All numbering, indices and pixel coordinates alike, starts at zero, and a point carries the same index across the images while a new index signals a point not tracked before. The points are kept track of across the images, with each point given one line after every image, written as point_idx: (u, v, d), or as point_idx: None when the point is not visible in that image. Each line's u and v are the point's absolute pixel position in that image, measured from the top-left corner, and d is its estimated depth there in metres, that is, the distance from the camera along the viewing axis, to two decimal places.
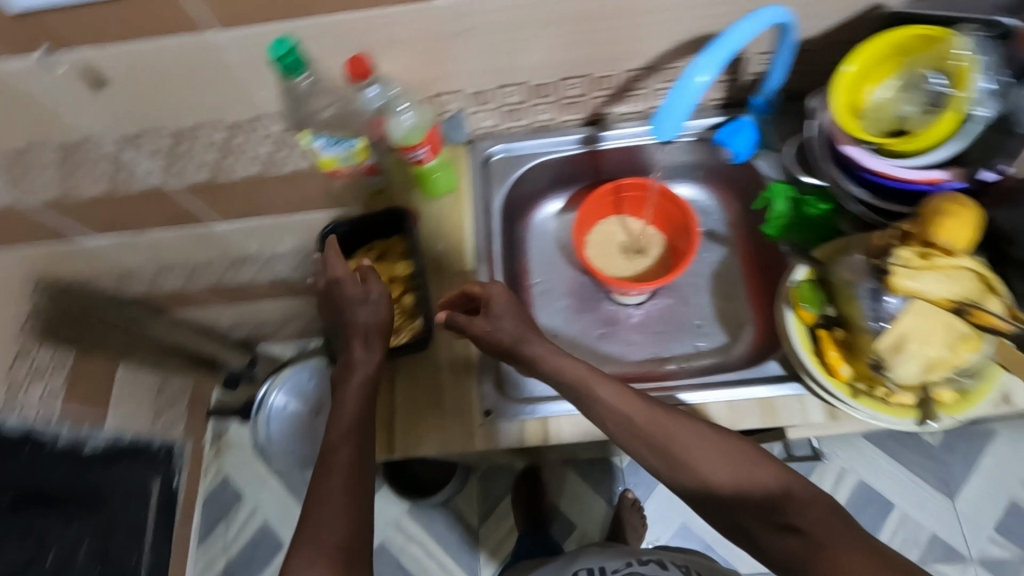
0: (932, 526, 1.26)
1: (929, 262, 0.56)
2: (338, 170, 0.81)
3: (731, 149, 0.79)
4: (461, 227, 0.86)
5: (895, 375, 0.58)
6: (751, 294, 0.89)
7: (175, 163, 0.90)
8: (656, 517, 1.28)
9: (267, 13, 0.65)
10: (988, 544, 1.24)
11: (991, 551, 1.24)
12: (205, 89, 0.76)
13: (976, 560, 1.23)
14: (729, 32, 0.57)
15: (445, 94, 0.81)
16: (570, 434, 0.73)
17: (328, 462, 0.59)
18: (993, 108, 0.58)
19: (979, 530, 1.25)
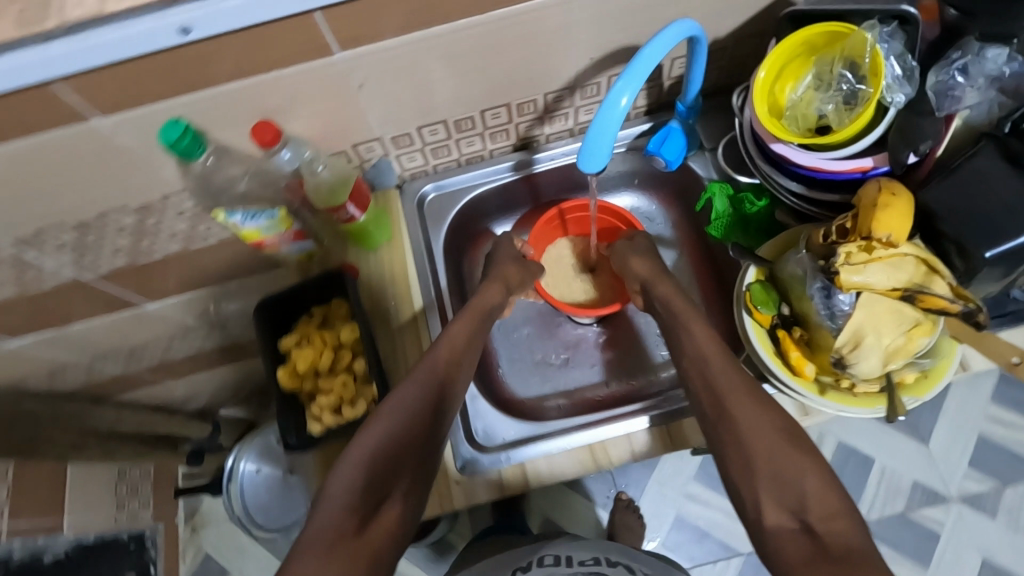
0: (912, 473, 1.30)
1: (872, 255, 0.55)
2: (264, 242, 0.75)
3: (664, 157, 0.77)
4: (408, 275, 0.83)
5: (856, 370, 0.58)
6: (706, 293, 0.89)
7: (87, 256, 0.84)
8: (652, 513, 1.29)
9: (152, 95, 0.60)
10: (965, 481, 1.28)
11: (969, 487, 1.28)
12: (102, 178, 0.70)
13: (957, 498, 1.27)
14: (644, 50, 0.54)
15: (363, 143, 0.77)
16: (550, 475, 0.71)
17: (394, 404, 0.62)
18: (911, 91, 0.58)
19: (955, 468, 1.29)
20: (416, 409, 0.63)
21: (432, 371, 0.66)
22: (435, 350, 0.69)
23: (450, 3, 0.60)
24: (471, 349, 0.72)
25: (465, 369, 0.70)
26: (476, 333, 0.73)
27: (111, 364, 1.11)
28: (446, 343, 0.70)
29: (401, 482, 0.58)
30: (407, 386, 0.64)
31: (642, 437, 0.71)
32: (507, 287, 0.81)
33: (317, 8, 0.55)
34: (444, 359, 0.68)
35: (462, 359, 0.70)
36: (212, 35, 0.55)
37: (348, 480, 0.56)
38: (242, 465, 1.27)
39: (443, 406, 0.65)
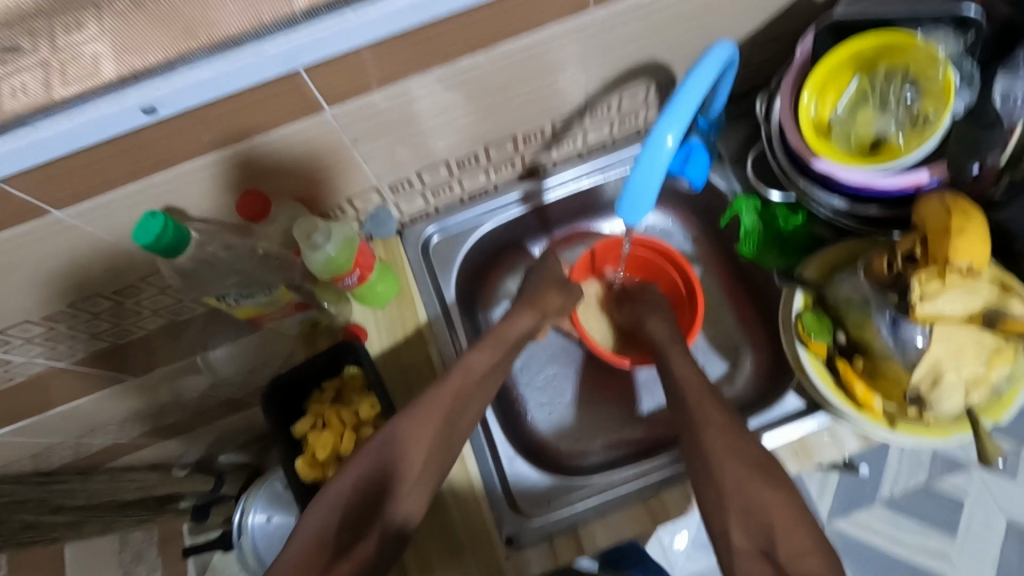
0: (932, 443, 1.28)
1: (947, 282, 0.50)
2: (261, 316, 0.68)
3: (688, 176, 0.71)
4: (422, 330, 0.75)
5: (937, 409, 0.54)
6: (737, 309, 0.84)
7: (61, 345, 0.74)
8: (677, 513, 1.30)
9: (118, 178, 0.52)
10: None
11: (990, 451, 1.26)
12: (70, 267, 0.62)
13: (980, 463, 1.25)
14: (688, 83, 0.49)
15: (360, 194, 0.71)
16: (605, 536, 0.66)
17: (384, 439, 0.57)
18: (972, 98, 0.54)
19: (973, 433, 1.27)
20: (408, 445, 0.57)
21: (435, 404, 0.60)
22: (445, 380, 0.62)
23: (449, 42, 0.53)
24: (485, 383, 0.64)
25: (475, 402, 0.63)
26: (496, 364, 0.66)
27: (98, 442, 1.02)
28: (457, 374, 0.63)
29: (378, 521, 0.54)
30: (404, 418, 0.59)
31: (697, 486, 0.66)
32: (542, 313, 0.73)
33: (300, 68, 0.48)
34: (451, 392, 0.61)
35: (473, 393, 0.63)
36: (191, 107, 0.47)
37: (323, 515, 0.53)
38: (252, 512, 0.95)
39: (444, 441, 0.60)
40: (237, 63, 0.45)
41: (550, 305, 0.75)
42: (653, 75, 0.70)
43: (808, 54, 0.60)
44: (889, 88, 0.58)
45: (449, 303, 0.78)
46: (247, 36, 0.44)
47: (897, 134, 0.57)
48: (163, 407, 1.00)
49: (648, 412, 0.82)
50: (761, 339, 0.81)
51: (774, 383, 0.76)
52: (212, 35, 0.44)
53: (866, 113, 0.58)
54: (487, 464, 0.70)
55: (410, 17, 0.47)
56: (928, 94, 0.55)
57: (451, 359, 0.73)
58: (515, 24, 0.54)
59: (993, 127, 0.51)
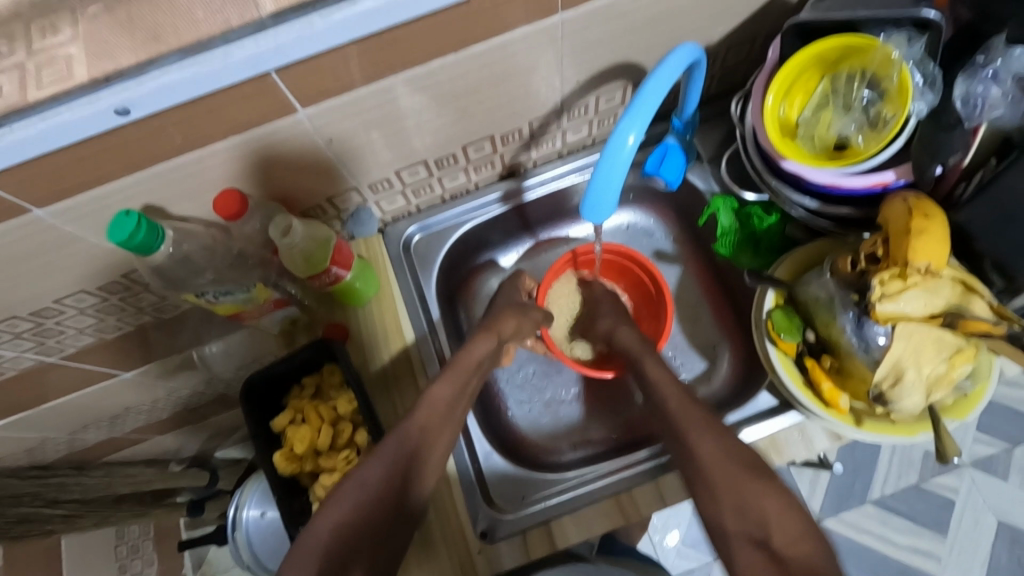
0: (922, 443, 1.28)
1: (907, 283, 0.52)
2: (242, 313, 0.70)
3: (664, 178, 0.71)
4: (401, 327, 0.77)
5: (899, 406, 0.55)
6: (716, 308, 0.85)
7: (49, 341, 0.76)
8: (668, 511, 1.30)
9: (95, 178, 0.53)
10: (975, 445, 1.26)
11: (979, 451, 1.26)
12: (53, 263, 0.63)
13: (969, 464, 1.25)
14: (648, 84, 0.49)
15: (340, 193, 0.73)
16: (577, 533, 0.67)
17: (355, 481, 0.57)
18: (934, 98, 0.54)
19: (964, 434, 1.27)
20: (380, 487, 0.57)
21: (405, 441, 0.60)
22: (411, 416, 0.62)
23: (420, 45, 0.54)
24: (451, 414, 0.64)
25: (446, 435, 0.63)
26: (460, 395, 0.66)
27: (91, 436, 1.04)
28: (422, 409, 0.63)
29: (357, 569, 0.54)
30: (374, 461, 0.58)
31: (668, 482, 0.67)
32: (500, 338, 0.73)
33: (269, 71, 0.49)
34: (419, 426, 0.61)
35: (441, 425, 0.63)
36: (162, 108, 0.48)
37: (300, 567, 0.52)
38: (246, 508, 0.96)
39: (415, 478, 0.59)
40: (205, 66, 0.46)
41: (505, 329, 0.74)
42: (628, 76, 0.71)
43: (778, 56, 0.61)
44: (851, 90, 0.59)
45: (436, 320, 0.79)
46: (214, 40, 0.45)
47: (858, 135, 0.58)
48: (155, 402, 1.02)
49: (688, 378, 0.82)
50: (739, 337, 0.82)
51: (747, 379, 0.77)
52: (181, 38, 0.44)
53: (828, 114, 0.59)
54: (463, 458, 0.72)
55: (376, 21, 0.49)
56: (887, 96, 0.56)
57: (435, 374, 0.74)
58: (484, 27, 0.55)
59: (955, 127, 0.52)
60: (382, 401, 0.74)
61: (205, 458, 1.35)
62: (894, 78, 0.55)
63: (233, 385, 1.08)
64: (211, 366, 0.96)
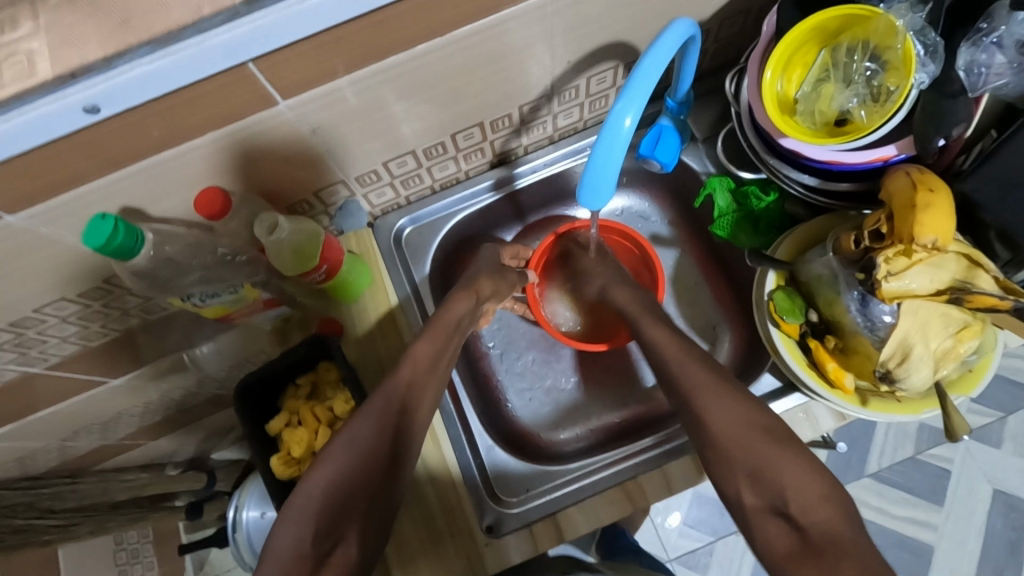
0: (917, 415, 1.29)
1: (912, 259, 0.51)
2: (230, 314, 0.67)
3: (659, 160, 0.69)
4: (395, 322, 0.75)
5: (907, 384, 0.54)
6: (714, 290, 0.84)
7: (31, 350, 0.73)
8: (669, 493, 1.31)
9: (67, 180, 0.51)
10: (970, 415, 1.27)
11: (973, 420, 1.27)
12: (30, 270, 0.60)
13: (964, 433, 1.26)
14: (644, 62, 0.47)
15: (326, 187, 0.70)
16: (584, 523, 0.67)
17: (347, 437, 0.55)
18: (937, 69, 0.52)
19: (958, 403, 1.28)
20: (374, 445, 0.55)
21: (392, 397, 0.58)
22: (397, 372, 0.60)
23: (403, 29, 0.52)
24: (437, 369, 0.63)
25: (431, 391, 0.62)
26: (443, 352, 0.65)
27: (82, 445, 1.01)
28: (406, 364, 0.61)
29: (354, 528, 0.52)
30: (364, 416, 0.57)
31: (673, 469, 0.67)
32: (478, 298, 0.71)
33: (246, 60, 0.47)
34: (406, 382, 0.60)
35: (427, 382, 0.62)
36: (133, 102, 0.46)
37: (297, 527, 0.50)
38: (245, 509, 0.94)
39: (407, 439, 0.58)
40: (178, 56, 0.43)
41: (485, 289, 0.73)
42: (621, 55, 0.69)
43: (775, 26, 0.60)
44: (851, 62, 0.57)
45: (420, 282, 0.79)
46: (186, 28, 0.42)
47: (860, 109, 0.56)
48: (146, 406, 0.99)
49: (650, 385, 0.83)
50: (739, 319, 0.81)
51: (747, 361, 0.76)
52: (150, 28, 0.42)
53: (829, 88, 0.57)
54: (465, 453, 0.70)
55: (356, 4, 0.46)
56: (890, 67, 0.54)
57: (419, 331, 0.75)
58: (471, 8, 0.53)
59: (958, 96, 0.51)
60: None
61: (201, 459, 1.33)
62: (897, 47, 0.52)
63: (226, 386, 1.07)
64: (201, 367, 0.94)
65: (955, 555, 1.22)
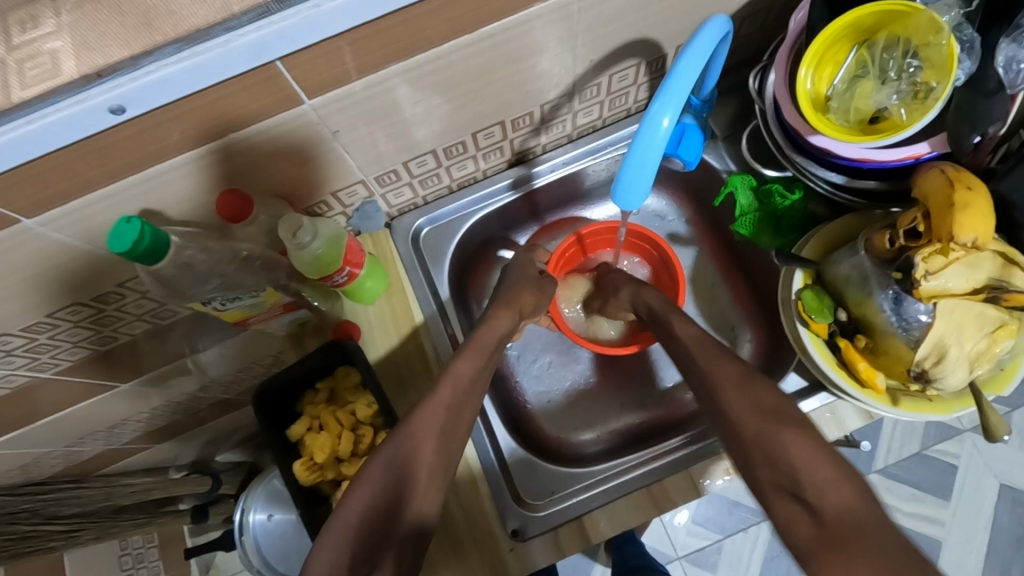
0: None
1: (949, 258, 0.50)
2: (248, 319, 0.66)
3: (681, 158, 0.69)
4: (414, 325, 0.74)
5: (942, 384, 0.54)
6: (732, 288, 0.84)
7: (42, 355, 0.71)
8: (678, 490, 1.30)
9: (86, 183, 0.49)
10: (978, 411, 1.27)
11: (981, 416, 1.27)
12: (44, 274, 0.58)
13: (972, 429, 1.27)
14: (681, 63, 0.47)
15: (345, 188, 0.69)
16: (610, 527, 0.66)
17: (385, 459, 0.53)
18: (973, 65, 0.52)
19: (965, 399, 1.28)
20: (409, 465, 0.54)
21: (429, 418, 0.57)
22: (434, 394, 0.59)
23: (429, 27, 0.51)
24: (475, 392, 0.62)
25: (467, 414, 0.60)
26: (483, 371, 0.63)
27: (88, 450, 1.00)
28: (447, 383, 0.60)
29: (392, 556, 0.49)
30: (401, 437, 0.55)
31: (700, 469, 0.67)
32: (520, 311, 0.71)
33: (273, 59, 0.46)
34: (444, 405, 0.58)
35: (464, 404, 0.60)
36: (157, 104, 0.44)
37: (332, 554, 0.47)
38: (252, 512, 0.93)
39: (443, 461, 0.56)
40: (205, 56, 0.42)
41: (526, 304, 0.72)
42: (643, 53, 0.68)
43: (804, 24, 0.59)
44: (889, 59, 0.56)
45: (445, 301, 0.77)
46: (214, 26, 0.41)
47: (900, 107, 0.55)
48: (154, 410, 0.98)
49: (654, 394, 0.83)
50: (759, 318, 0.80)
51: (770, 360, 0.76)
52: (177, 27, 0.40)
53: (866, 85, 0.56)
54: (489, 457, 0.69)
55: (384, 1, 0.45)
56: (930, 64, 0.53)
57: (444, 345, 0.73)
58: (499, 5, 0.52)
59: (994, 94, 0.50)
60: (401, 404, 0.71)
61: (205, 462, 1.32)
62: (939, 44, 0.52)
63: (234, 389, 1.05)
64: (211, 369, 0.93)
65: (963, 550, 1.22)
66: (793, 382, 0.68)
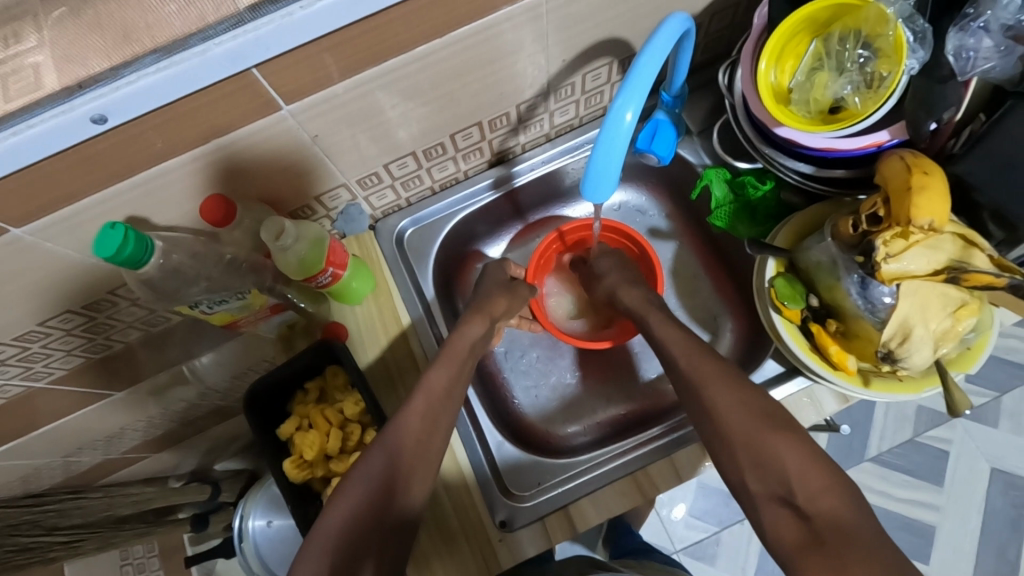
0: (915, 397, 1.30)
1: (909, 241, 0.52)
2: (237, 322, 0.68)
3: (656, 154, 0.70)
4: (401, 324, 0.76)
5: (908, 363, 0.55)
6: (714, 280, 0.85)
7: (37, 364, 0.73)
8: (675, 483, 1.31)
9: (73, 192, 0.51)
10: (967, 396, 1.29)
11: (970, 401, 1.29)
12: (37, 283, 0.60)
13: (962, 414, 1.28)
14: (642, 58, 0.49)
15: (328, 192, 0.71)
16: (596, 515, 0.67)
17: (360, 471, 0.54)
18: (926, 54, 0.53)
19: None
20: (386, 479, 0.54)
21: (406, 431, 0.57)
22: (409, 404, 0.59)
23: (401, 31, 0.52)
24: (452, 398, 0.62)
25: (446, 418, 0.60)
26: (459, 380, 0.63)
27: (88, 459, 1.01)
28: (419, 395, 0.60)
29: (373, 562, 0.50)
30: (379, 451, 0.55)
31: (682, 457, 0.68)
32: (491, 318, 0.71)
33: (249, 67, 0.47)
34: (419, 414, 0.58)
35: (440, 412, 0.60)
36: (137, 114, 0.46)
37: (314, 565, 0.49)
38: (252, 518, 0.94)
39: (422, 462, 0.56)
40: (181, 66, 0.44)
41: (498, 309, 0.73)
42: (614, 51, 0.70)
43: (767, 18, 0.61)
44: (844, 50, 0.58)
45: (431, 301, 0.79)
46: (190, 37, 0.43)
47: (854, 96, 0.58)
48: (151, 418, 0.99)
49: (640, 386, 0.84)
50: (740, 308, 0.82)
51: (751, 348, 0.78)
52: (154, 38, 0.42)
53: (823, 77, 0.58)
54: (476, 451, 0.71)
55: (355, 9, 0.47)
56: (882, 54, 0.55)
57: (430, 342, 0.75)
58: (468, 9, 0.54)
59: (948, 80, 0.52)
60: (390, 402, 0.73)
61: (205, 470, 1.32)
62: (889, 35, 0.54)
63: (229, 395, 1.06)
64: (206, 376, 0.94)
65: (957, 533, 1.24)
66: (773, 368, 0.69)
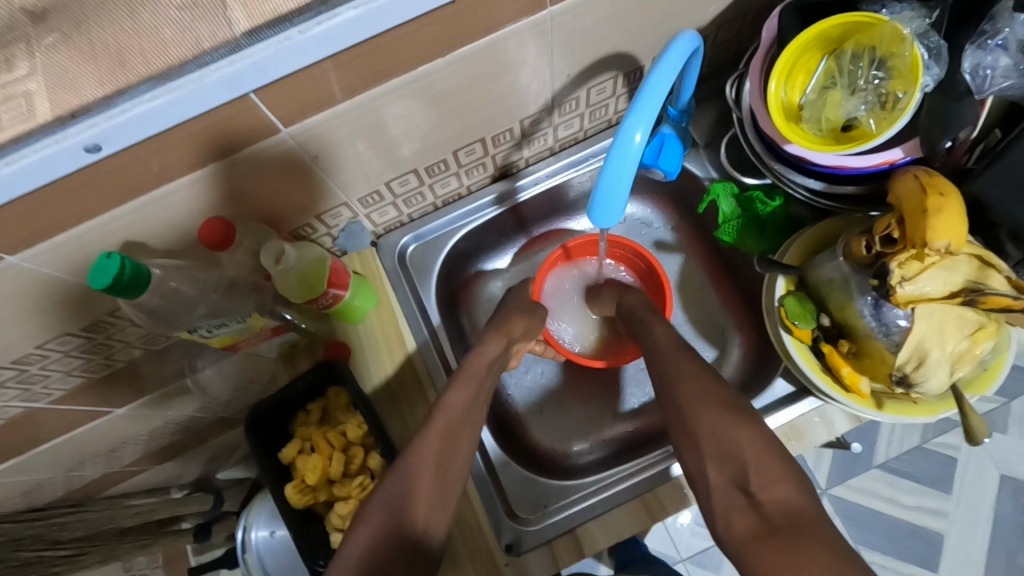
0: None
1: (925, 263, 0.51)
2: (237, 343, 0.67)
3: (662, 168, 0.68)
4: (403, 342, 0.75)
5: (924, 387, 0.54)
6: (721, 293, 0.84)
7: (35, 385, 0.72)
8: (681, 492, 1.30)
9: (69, 219, 0.50)
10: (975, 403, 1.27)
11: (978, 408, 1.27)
12: (33, 306, 0.59)
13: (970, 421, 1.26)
14: (651, 78, 0.48)
15: (330, 210, 0.70)
16: (604, 537, 0.67)
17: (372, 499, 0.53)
18: (941, 72, 0.53)
19: None
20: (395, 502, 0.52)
21: (425, 452, 0.56)
22: (429, 427, 0.58)
23: (403, 51, 0.51)
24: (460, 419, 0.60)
25: (466, 440, 0.58)
26: (476, 401, 0.62)
27: (88, 475, 0.99)
28: (438, 415, 0.59)
29: None
30: (396, 474, 0.54)
31: (692, 478, 0.67)
32: (508, 336, 0.70)
33: (249, 91, 0.46)
34: (438, 435, 0.57)
35: (461, 429, 0.59)
36: (134, 140, 0.45)
37: None
38: (255, 529, 0.91)
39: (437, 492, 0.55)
40: (179, 92, 0.43)
41: (516, 329, 0.72)
42: (620, 65, 0.68)
43: (776, 31, 0.60)
44: (857, 69, 0.57)
45: (437, 326, 0.77)
46: (187, 63, 0.42)
47: (868, 116, 0.56)
48: (151, 433, 0.97)
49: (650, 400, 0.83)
50: (747, 323, 0.81)
51: (760, 365, 0.76)
52: (150, 65, 0.41)
53: (835, 95, 0.57)
54: (482, 471, 0.70)
55: (355, 31, 0.46)
56: (897, 74, 0.54)
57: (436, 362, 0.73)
58: (471, 27, 0.53)
59: (964, 97, 0.51)
60: (394, 422, 0.72)
61: (206, 480, 1.31)
62: (905, 55, 0.52)
63: (230, 409, 1.05)
64: (205, 391, 0.93)
65: (966, 541, 1.22)
66: (783, 387, 0.68)
